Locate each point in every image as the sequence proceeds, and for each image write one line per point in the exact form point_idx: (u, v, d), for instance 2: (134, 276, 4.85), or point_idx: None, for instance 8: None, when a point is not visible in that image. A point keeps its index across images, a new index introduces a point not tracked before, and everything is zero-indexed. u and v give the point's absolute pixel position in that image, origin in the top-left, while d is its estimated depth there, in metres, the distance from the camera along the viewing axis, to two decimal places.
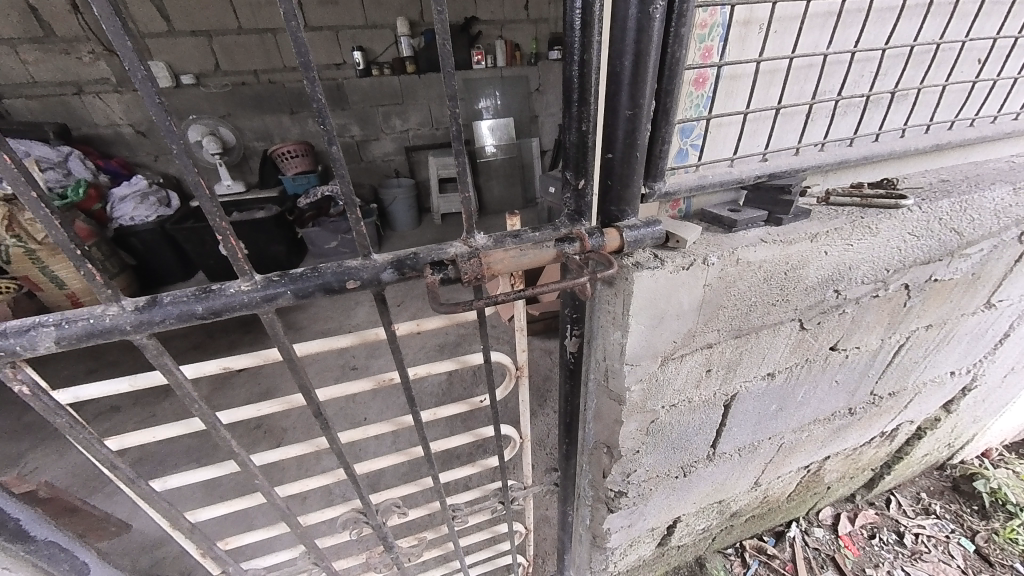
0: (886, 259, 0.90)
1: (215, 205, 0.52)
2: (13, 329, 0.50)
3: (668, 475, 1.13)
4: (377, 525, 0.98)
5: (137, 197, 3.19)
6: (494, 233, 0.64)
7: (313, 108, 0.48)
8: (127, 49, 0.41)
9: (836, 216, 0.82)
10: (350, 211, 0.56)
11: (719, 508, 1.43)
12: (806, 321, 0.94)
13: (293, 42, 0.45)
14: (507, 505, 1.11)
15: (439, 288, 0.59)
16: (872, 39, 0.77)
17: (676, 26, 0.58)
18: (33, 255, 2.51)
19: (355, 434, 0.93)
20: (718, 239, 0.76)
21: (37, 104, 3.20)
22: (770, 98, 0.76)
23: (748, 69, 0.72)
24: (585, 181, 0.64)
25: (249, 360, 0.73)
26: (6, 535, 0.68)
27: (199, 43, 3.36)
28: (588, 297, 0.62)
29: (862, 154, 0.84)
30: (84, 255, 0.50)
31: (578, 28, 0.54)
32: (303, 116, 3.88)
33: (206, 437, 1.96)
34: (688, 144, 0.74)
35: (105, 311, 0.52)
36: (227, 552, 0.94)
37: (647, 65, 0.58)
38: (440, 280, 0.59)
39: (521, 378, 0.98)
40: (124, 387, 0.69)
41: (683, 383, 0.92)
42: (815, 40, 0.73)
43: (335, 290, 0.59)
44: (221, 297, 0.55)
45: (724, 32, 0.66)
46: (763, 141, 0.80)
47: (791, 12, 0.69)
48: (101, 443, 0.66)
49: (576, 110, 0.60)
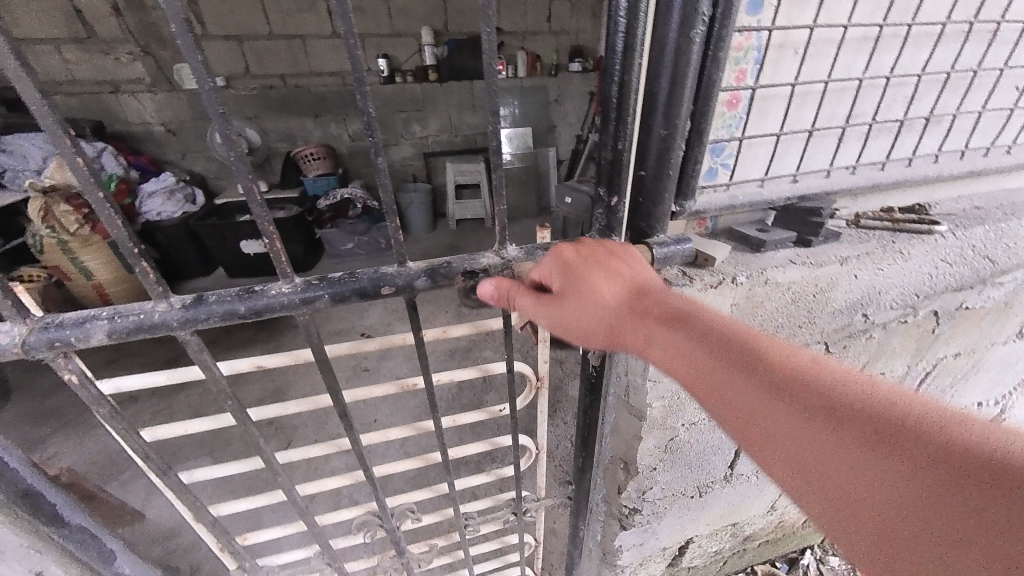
0: (916, 285, 0.88)
1: (265, 209, 0.54)
2: (70, 321, 0.53)
3: (684, 494, 1.12)
4: (390, 528, 0.99)
5: (163, 193, 3.29)
6: (525, 245, 0.65)
7: (363, 120, 0.50)
8: (197, 62, 0.44)
9: (868, 239, 0.83)
10: (389, 219, 0.58)
11: (732, 530, 1.39)
12: (832, 344, 0.91)
13: (350, 58, 0.47)
14: (520, 516, 1.10)
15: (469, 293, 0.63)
16: (908, 64, 0.77)
17: (714, 50, 0.59)
18: (66, 247, 2.67)
19: (375, 437, 0.93)
20: (746, 259, 0.76)
21: (74, 101, 3.35)
22: (804, 120, 0.77)
23: (782, 92, 0.72)
24: (617, 198, 0.65)
25: (282, 359, 0.74)
26: (43, 518, 0.71)
27: (231, 47, 3.50)
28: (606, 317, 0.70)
29: (893, 178, 0.84)
30: (141, 253, 0.52)
31: (619, 50, 0.56)
32: (325, 120, 3.95)
33: (219, 432, 2.00)
34: (718, 163, 0.74)
35: (154, 307, 0.55)
36: (243, 547, 0.95)
37: (683, 86, 0.59)
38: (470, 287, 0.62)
39: (541, 389, 0.98)
40: (161, 381, 0.71)
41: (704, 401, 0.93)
42: (851, 65, 0.74)
43: (369, 295, 0.60)
44: (262, 297, 0.57)
45: (759, 55, 0.67)
46: (794, 163, 0.80)
47: (828, 37, 0.70)
48: (136, 434, 0.68)
49: (612, 129, 0.61)
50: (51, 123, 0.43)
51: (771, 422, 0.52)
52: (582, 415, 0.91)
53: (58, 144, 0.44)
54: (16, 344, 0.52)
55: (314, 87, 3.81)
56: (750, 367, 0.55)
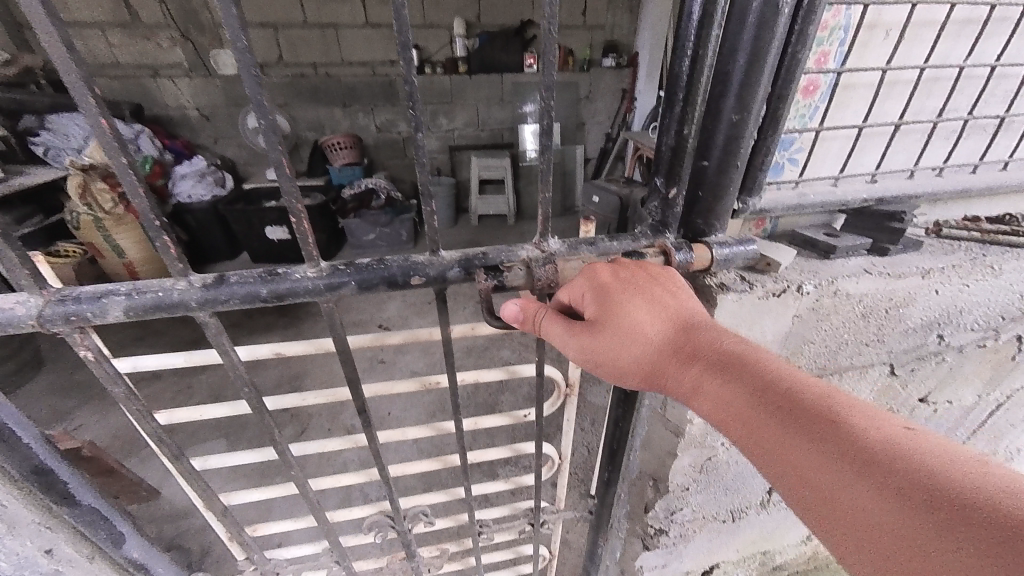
0: (1002, 305, 0.78)
1: (295, 185, 0.49)
2: (87, 295, 0.49)
3: (715, 517, 1.04)
4: (403, 531, 0.94)
5: (195, 176, 3.36)
6: (568, 238, 0.58)
7: (405, 90, 0.45)
8: (232, 19, 0.40)
9: (953, 250, 0.74)
10: (425, 202, 0.52)
11: (761, 559, 1.30)
12: (898, 367, 0.82)
13: (396, 18, 0.41)
14: (537, 529, 1.04)
15: (493, 296, 0.54)
16: (1013, 54, 0.68)
17: (802, 24, 0.51)
18: (100, 224, 2.74)
19: (393, 435, 0.89)
20: (813, 266, 0.68)
21: (116, 83, 3.46)
22: (888, 113, 0.68)
23: (868, 78, 0.64)
24: (676, 189, 0.58)
25: (303, 348, 0.70)
26: (55, 498, 0.68)
27: (266, 35, 3.54)
28: None
29: (986, 183, 0.73)
30: (162, 226, 0.48)
31: (695, 20, 0.49)
32: (354, 110, 3.97)
33: (236, 416, 2.01)
34: (785, 158, 0.67)
35: (173, 285, 0.51)
36: (253, 539, 0.92)
37: (764, 64, 0.51)
38: (493, 288, 0.54)
39: (569, 396, 0.91)
40: (179, 363, 0.68)
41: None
42: (949, 51, 0.64)
43: (399, 284, 0.55)
44: (286, 281, 0.52)
45: (845, 35, 0.59)
46: (872, 161, 0.71)
47: (927, 17, 0.61)
48: (150, 418, 0.65)
49: (678, 111, 0.54)
50: (75, 79, 0.40)
51: (835, 494, 0.41)
52: (613, 427, 0.85)
53: (84, 104, 0.40)
54: (32, 317, 0.49)
55: (344, 76, 3.82)
56: (812, 425, 0.44)
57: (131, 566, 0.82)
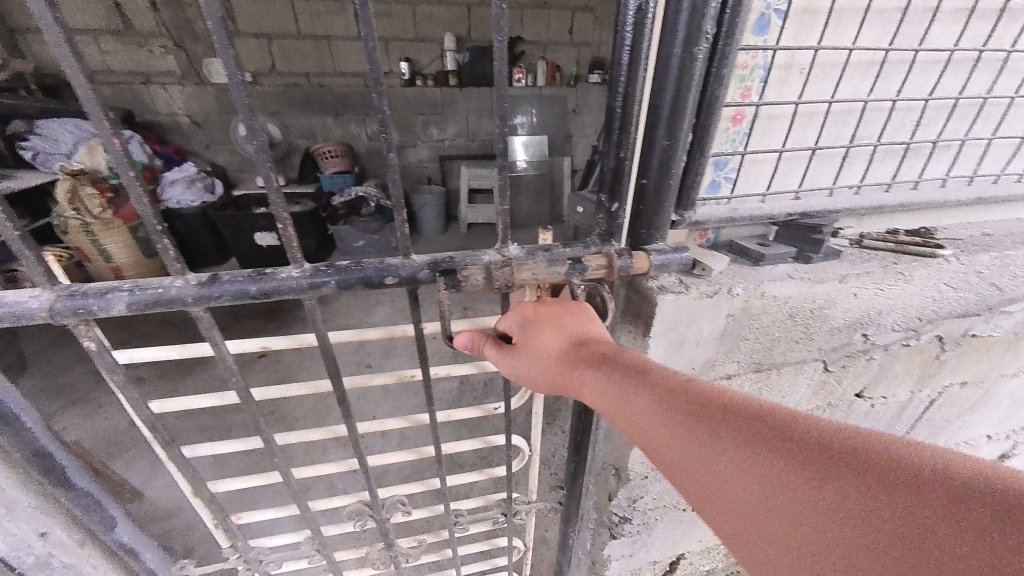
0: (918, 308, 0.88)
1: (281, 196, 0.56)
2: (94, 291, 0.56)
3: (676, 506, 1.12)
4: (381, 520, 1.00)
5: (185, 182, 3.40)
6: (527, 245, 0.66)
7: (377, 116, 0.52)
8: (227, 54, 0.47)
9: (869, 259, 0.82)
10: (397, 213, 0.60)
11: (725, 549, 1.37)
12: (830, 363, 0.91)
13: (367, 55, 0.49)
14: (509, 519, 1.09)
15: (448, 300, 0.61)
16: (914, 89, 0.78)
17: (718, 67, 0.60)
18: (89, 228, 2.78)
19: (372, 427, 0.95)
20: (744, 271, 0.77)
21: (108, 89, 3.51)
22: (807, 140, 0.78)
23: (787, 110, 0.73)
24: (618, 205, 0.66)
25: (287, 342, 0.77)
26: (52, 480, 0.74)
27: (261, 45, 3.63)
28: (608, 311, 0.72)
29: (898, 200, 0.84)
30: (164, 231, 0.55)
31: (625, 63, 0.57)
32: (346, 118, 4.05)
33: (222, 417, 2.04)
34: (720, 177, 0.76)
35: (171, 283, 0.57)
36: (237, 526, 0.97)
37: (687, 101, 0.59)
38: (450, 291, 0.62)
39: (537, 391, 0.98)
40: (173, 355, 0.74)
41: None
42: (856, 88, 0.75)
43: (373, 284, 0.61)
44: (273, 280, 0.59)
45: (764, 74, 0.68)
46: (797, 180, 0.81)
47: (833, 60, 0.71)
48: (145, 405, 0.70)
49: (616, 138, 0.62)
50: (93, 105, 0.47)
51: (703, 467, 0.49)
52: (576, 419, 0.92)
53: (98, 125, 0.48)
54: (44, 310, 0.55)
55: (336, 86, 3.91)
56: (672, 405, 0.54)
57: (120, 549, 0.86)
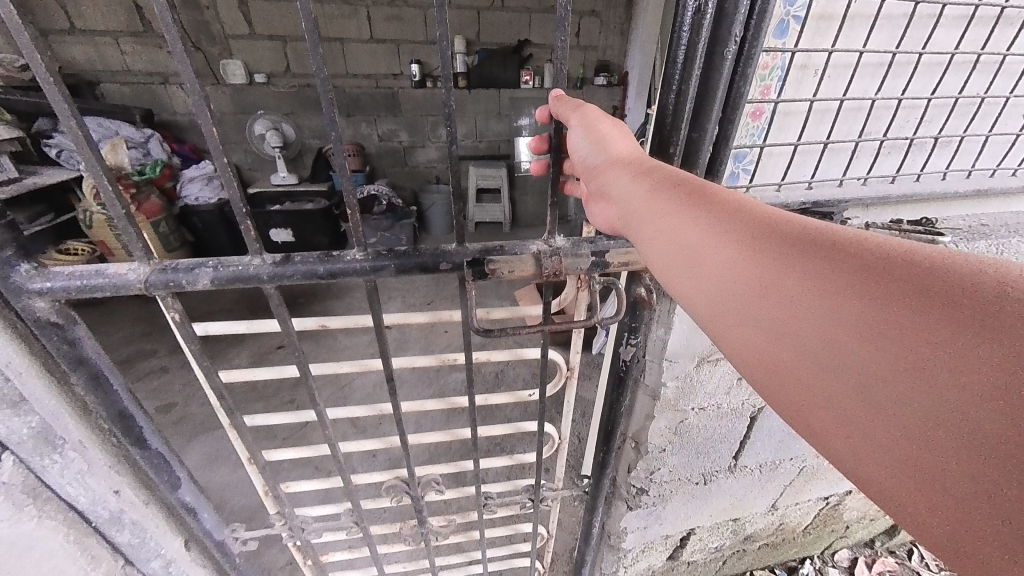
0: None
1: (352, 185, 0.62)
2: (183, 266, 0.63)
3: (690, 480, 1.19)
4: (417, 495, 1.05)
5: (203, 180, 3.49)
6: (572, 237, 0.71)
7: (445, 112, 0.58)
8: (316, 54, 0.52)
9: None
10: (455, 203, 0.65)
11: (733, 527, 1.44)
12: None
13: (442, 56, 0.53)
14: (537, 504, 1.15)
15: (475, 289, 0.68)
16: (919, 88, 0.86)
17: (744, 66, 0.65)
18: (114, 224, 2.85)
19: (413, 406, 1.00)
20: None
21: (127, 89, 3.63)
22: (820, 134, 0.85)
23: (802, 107, 0.81)
24: None
25: (344, 321, 0.82)
26: (131, 439, 0.80)
27: (274, 46, 3.70)
28: (652, 306, 0.79)
29: (902, 190, 0.92)
30: (247, 213, 0.61)
31: (679, 62, 0.64)
32: (357, 119, 4.14)
33: (243, 405, 2.11)
34: (740, 168, 0.83)
35: (250, 261, 0.64)
36: (285, 494, 1.03)
37: (714, 98, 0.66)
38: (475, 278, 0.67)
39: (570, 379, 1.03)
40: (240, 329, 0.79)
41: (714, 388, 1.03)
42: (865, 86, 0.82)
43: (429, 269, 0.67)
44: (339, 262, 0.66)
45: (782, 73, 0.76)
46: (810, 171, 0.89)
47: (845, 61, 0.78)
48: (215, 373, 0.77)
49: (664, 134, 0.69)
50: (198, 99, 0.53)
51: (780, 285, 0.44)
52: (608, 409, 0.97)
53: (201, 118, 0.54)
54: (140, 281, 0.62)
55: (348, 87, 4.00)
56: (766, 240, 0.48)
57: (181, 509, 0.92)
